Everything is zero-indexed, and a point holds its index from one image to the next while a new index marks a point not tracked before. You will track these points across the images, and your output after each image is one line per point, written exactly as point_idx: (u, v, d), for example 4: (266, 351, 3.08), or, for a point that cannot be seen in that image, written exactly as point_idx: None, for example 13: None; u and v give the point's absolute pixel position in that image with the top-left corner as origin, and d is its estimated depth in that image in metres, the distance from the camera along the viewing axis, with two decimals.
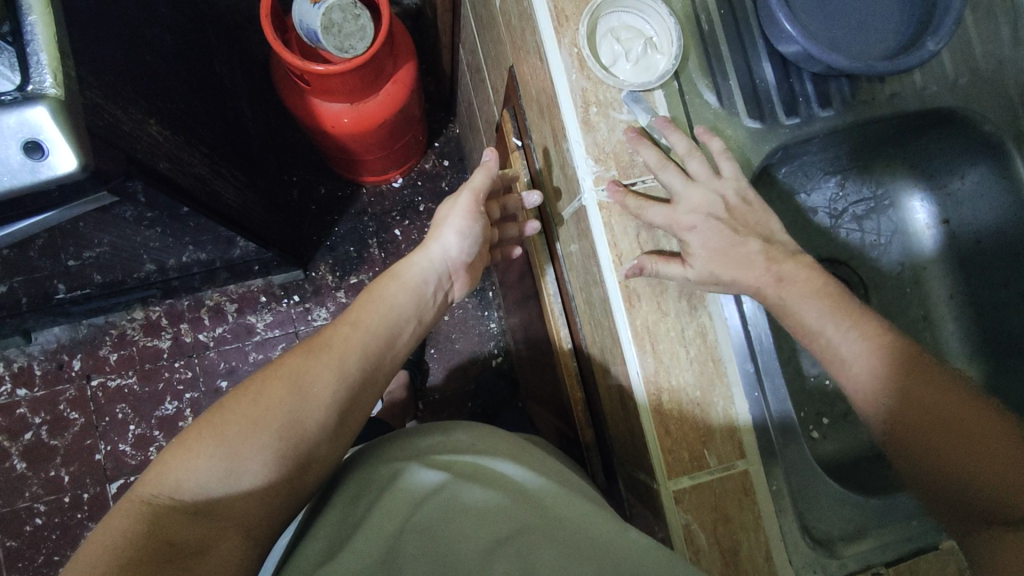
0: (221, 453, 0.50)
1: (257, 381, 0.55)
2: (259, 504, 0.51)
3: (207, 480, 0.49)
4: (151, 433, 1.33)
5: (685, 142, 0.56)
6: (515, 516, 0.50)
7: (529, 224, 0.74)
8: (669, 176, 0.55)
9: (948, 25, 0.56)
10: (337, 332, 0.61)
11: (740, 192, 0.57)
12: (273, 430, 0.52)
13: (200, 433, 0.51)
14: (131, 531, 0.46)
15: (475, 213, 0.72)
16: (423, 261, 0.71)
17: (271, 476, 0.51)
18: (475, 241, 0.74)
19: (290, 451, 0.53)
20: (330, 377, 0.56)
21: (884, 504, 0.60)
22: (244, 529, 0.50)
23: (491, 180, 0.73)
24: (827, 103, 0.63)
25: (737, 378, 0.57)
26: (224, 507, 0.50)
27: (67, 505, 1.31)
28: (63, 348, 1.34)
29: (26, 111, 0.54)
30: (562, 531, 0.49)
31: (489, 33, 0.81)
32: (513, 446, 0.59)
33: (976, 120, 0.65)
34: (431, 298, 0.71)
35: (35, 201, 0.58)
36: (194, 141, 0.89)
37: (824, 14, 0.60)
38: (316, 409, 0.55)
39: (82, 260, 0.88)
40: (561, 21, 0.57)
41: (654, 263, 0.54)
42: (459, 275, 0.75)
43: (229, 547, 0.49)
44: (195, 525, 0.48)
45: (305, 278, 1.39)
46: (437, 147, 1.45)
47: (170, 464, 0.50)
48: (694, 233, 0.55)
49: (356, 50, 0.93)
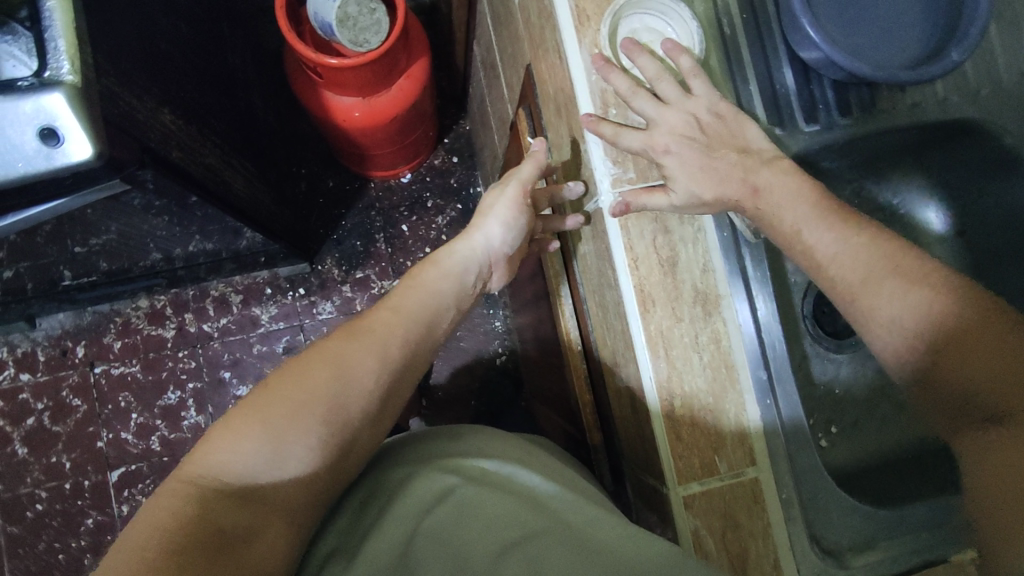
0: (268, 435, 0.48)
1: (299, 363, 0.53)
2: (305, 489, 0.49)
3: (253, 462, 0.48)
4: (153, 422, 1.33)
5: (654, 65, 0.54)
6: (524, 521, 0.51)
7: (574, 219, 0.66)
8: (640, 103, 0.54)
9: (973, 36, 0.56)
10: (378, 318, 0.59)
11: (712, 109, 0.55)
12: (318, 413, 0.50)
13: (245, 414, 0.49)
14: (180, 513, 0.44)
15: (522, 204, 0.69)
16: (465, 249, 0.68)
17: (317, 461, 0.50)
18: (520, 233, 0.71)
19: (335, 435, 0.51)
20: (372, 361, 0.55)
21: (896, 514, 0.60)
22: (291, 517, 0.48)
23: (539, 172, 0.68)
24: (848, 110, 0.63)
25: (750, 385, 0.57)
26: (270, 492, 0.48)
27: (68, 492, 1.31)
28: (67, 335, 1.34)
29: (42, 97, 0.53)
30: (570, 539, 0.50)
31: (506, 31, 0.80)
32: (517, 453, 0.57)
33: (996, 130, 0.64)
34: (470, 288, 0.68)
35: (48, 188, 0.58)
36: (207, 132, 0.88)
37: (848, 21, 0.60)
38: (359, 393, 0.53)
39: (91, 247, 0.87)
40: (582, 20, 0.57)
41: (638, 196, 0.54)
42: (498, 266, 0.73)
43: (275, 535, 0.46)
44: (241, 509, 0.46)
45: (311, 272, 1.38)
46: (447, 143, 1.45)
47: (217, 444, 0.48)
48: (671, 157, 0.54)
49: (371, 44, 0.92)
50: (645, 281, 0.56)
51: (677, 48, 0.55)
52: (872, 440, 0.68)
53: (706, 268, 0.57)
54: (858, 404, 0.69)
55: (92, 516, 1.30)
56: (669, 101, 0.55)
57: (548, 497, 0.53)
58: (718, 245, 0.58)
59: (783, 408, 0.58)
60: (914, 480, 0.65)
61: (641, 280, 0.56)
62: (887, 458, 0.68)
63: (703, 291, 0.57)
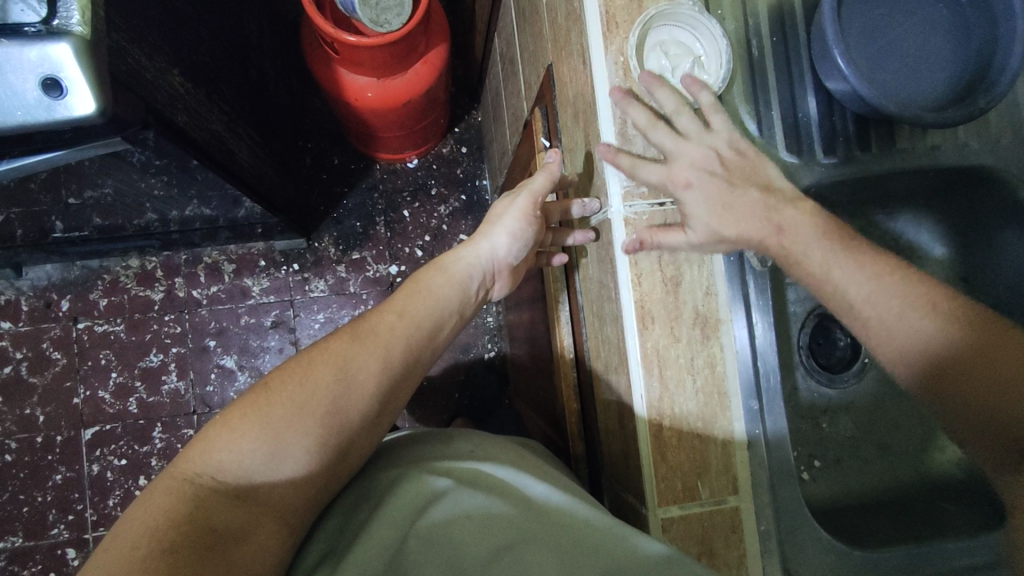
0: (266, 435, 0.48)
1: (302, 363, 0.53)
2: (299, 491, 0.49)
3: (250, 462, 0.48)
4: (132, 384, 1.32)
5: (672, 99, 0.53)
6: (516, 526, 0.49)
7: (585, 233, 0.65)
8: (659, 136, 0.53)
9: (1002, 85, 0.54)
10: (383, 320, 0.58)
11: (734, 145, 0.53)
12: (317, 416, 0.50)
13: (246, 413, 0.49)
14: (173, 511, 0.44)
15: (532, 216, 0.67)
16: (470, 256, 0.67)
17: (313, 464, 0.50)
18: (525, 245, 0.70)
19: (332, 437, 0.51)
20: (375, 365, 0.54)
21: (867, 557, 0.58)
22: (281, 516, 0.48)
23: (553, 184, 0.67)
24: (867, 146, 0.62)
25: (740, 414, 0.57)
26: (264, 493, 0.48)
27: (38, 445, 1.29)
28: (53, 287, 1.31)
29: (49, 46, 0.51)
30: (564, 542, 0.48)
31: (530, 27, 0.79)
32: (510, 459, 0.57)
33: (1012, 182, 0.64)
34: (473, 295, 0.67)
35: (45, 139, 0.56)
36: (215, 97, 0.86)
37: (877, 57, 0.59)
38: (360, 396, 0.53)
39: (85, 201, 0.85)
40: (611, 26, 0.56)
41: (653, 235, 0.53)
42: (501, 276, 0.71)
43: (266, 535, 0.47)
44: (235, 509, 0.46)
45: (307, 248, 1.37)
46: (457, 132, 1.43)
47: (213, 441, 0.48)
48: (691, 192, 0.52)
49: (391, 25, 0.90)
50: (647, 298, 0.55)
51: (696, 82, 0.54)
52: (852, 477, 0.68)
53: (708, 292, 0.57)
54: (842, 440, 0.69)
55: (61, 472, 1.29)
56: (688, 134, 0.53)
57: (542, 502, 0.52)
58: (723, 269, 0.57)
59: (770, 441, 0.57)
60: (891, 523, 0.64)
61: (642, 297, 0.55)
62: (865, 498, 0.67)
63: (704, 315, 0.56)
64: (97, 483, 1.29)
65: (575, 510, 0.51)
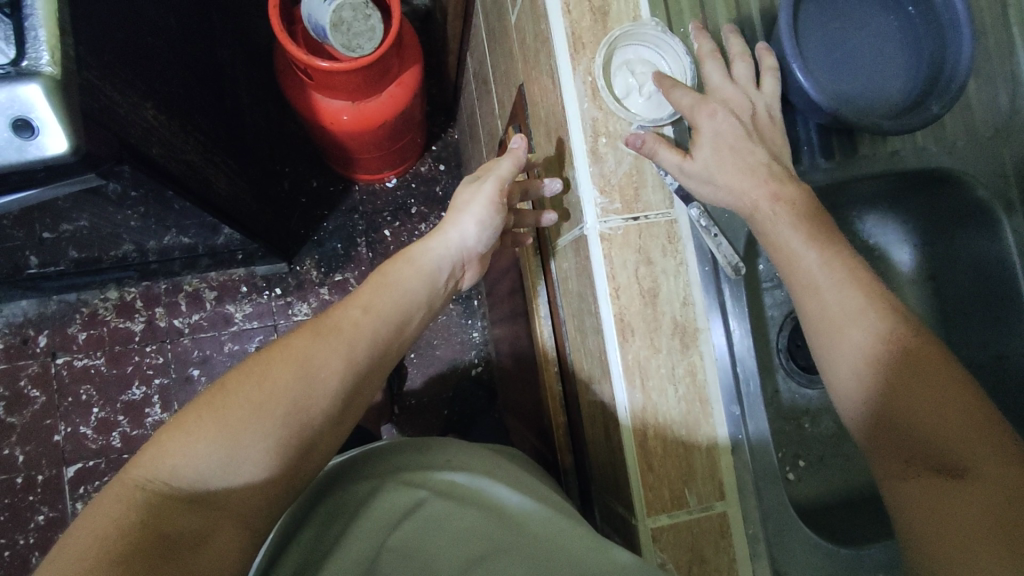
0: (222, 439, 0.48)
1: (260, 362, 0.52)
2: (259, 495, 0.49)
3: (206, 467, 0.47)
4: (115, 418, 1.29)
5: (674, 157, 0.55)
6: (490, 536, 0.51)
7: (547, 215, 0.67)
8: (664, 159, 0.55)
9: (954, 90, 0.56)
10: (346, 316, 0.58)
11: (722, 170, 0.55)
12: (277, 417, 0.50)
13: (201, 415, 0.49)
14: (125, 518, 0.44)
15: (499, 203, 0.69)
16: (439, 247, 0.68)
17: (272, 465, 0.50)
18: (493, 232, 0.71)
19: (293, 439, 0.51)
20: (338, 363, 0.54)
21: (854, 554, 0.59)
22: (240, 520, 0.48)
23: (519, 168, 0.69)
24: (831, 153, 0.64)
25: (723, 419, 0.57)
26: (222, 497, 0.48)
27: (19, 486, 1.26)
28: (29, 323, 1.29)
29: (19, 87, 0.51)
30: (538, 550, 0.49)
31: (500, 48, 0.81)
32: (489, 464, 0.57)
33: (970, 183, 0.66)
34: (442, 286, 0.68)
35: (20, 179, 0.56)
36: (189, 127, 0.86)
37: (834, 67, 0.61)
38: (321, 397, 0.52)
39: (59, 236, 0.84)
40: (577, 48, 0.57)
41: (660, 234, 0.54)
42: (471, 264, 0.73)
43: (225, 539, 0.47)
44: (191, 513, 0.46)
45: (289, 272, 1.36)
46: (434, 150, 1.44)
47: (167, 445, 0.47)
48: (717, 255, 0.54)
49: (363, 49, 0.92)
50: (626, 311, 0.56)
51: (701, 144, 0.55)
52: (835, 477, 0.69)
53: (686, 302, 0.58)
54: (825, 440, 0.70)
55: (43, 512, 1.26)
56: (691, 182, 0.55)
57: (518, 511, 0.52)
58: (699, 278, 0.58)
59: (753, 442, 0.58)
60: (875, 520, 0.65)
61: (621, 310, 0.56)
62: (848, 496, 0.69)
63: (682, 324, 0.57)
64: None
65: (549, 517, 0.51)
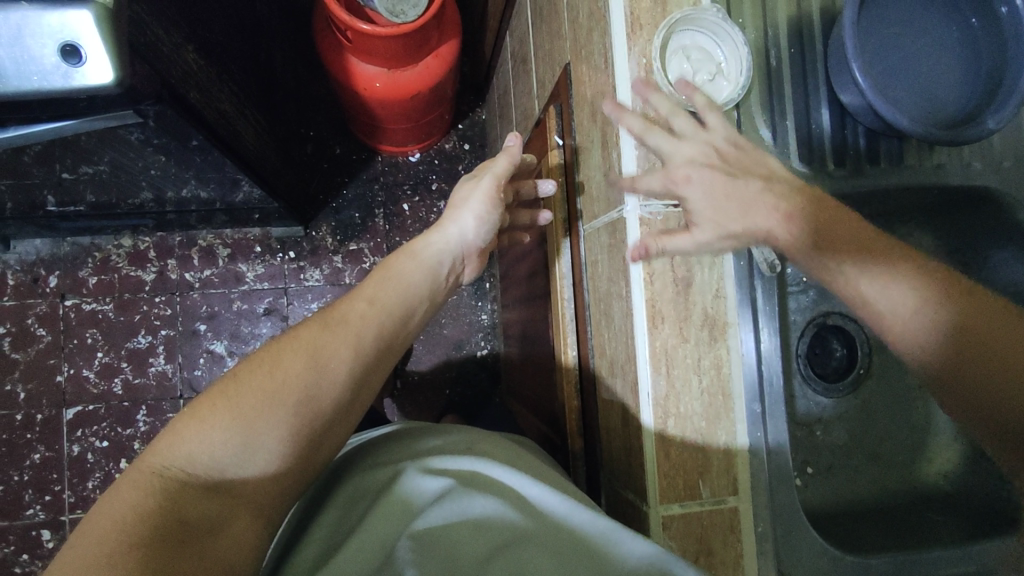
0: (236, 428, 0.48)
1: (270, 353, 0.53)
2: (272, 484, 0.49)
3: (222, 455, 0.47)
4: (118, 364, 1.29)
5: (666, 102, 0.53)
6: (510, 526, 0.49)
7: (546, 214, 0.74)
8: (655, 139, 0.53)
9: (1010, 108, 0.56)
10: (353, 308, 0.58)
11: (730, 139, 0.53)
12: (289, 406, 0.50)
13: (215, 404, 0.49)
14: (142, 504, 0.44)
15: (497, 199, 0.70)
16: (439, 241, 0.68)
17: (286, 452, 0.49)
18: (492, 228, 0.71)
19: (305, 427, 0.50)
20: (346, 352, 0.54)
21: (860, 563, 0.58)
22: (257, 508, 0.48)
23: (513, 167, 0.71)
24: (876, 160, 0.63)
25: (743, 416, 0.57)
26: (239, 486, 0.47)
27: (18, 423, 1.26)
28: (41, 263, 1.29)
29: (68, 12, 0.50)
30: (558, 544, 0.48)
31: (547, 26, 0.80)
32: (510, 456, 0.59)
33: (1011, 205, 0.66)
34: (444, 279, 0.68)
35: (60, 106, 0.55)
36: (225, 77, 0.85)
37: (889, 74, 0.61)
38: (331, 385, 0.52)
39: (82, 175, 0.83)
40: (634, 28, 0.57)
41: (658, 240, 0.53)
42: (472, 260, 0.72)
43: (241, 526, 0.46)
44: (208, 499, 0.46)
45: (304, 236, 1.36)
46: (461, 129, 1.43)
47: (182, 434, 0.48)
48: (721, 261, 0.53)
49: (407, 16, 0.91)
50: (657, 298, 0.56)
51: (689, 85, 0.55)
52: (843, 487, 0.69)
53: (718, 293, 0.57)
54: (835, 449, 0.70)
55: (39, 451, 1.26)
56: (684, 134, 0.53)
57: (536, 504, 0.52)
58: (733, 273, 0.58)
59: (770, 445, 0.58)
60: (881, 531, 0.65)
61: (653, 296, 0.56)
62: (857, 507, 0.68)
63: (712, 316, 0.57)
64: (77, 464, 1.26)
65: (568, 514, 0.50)
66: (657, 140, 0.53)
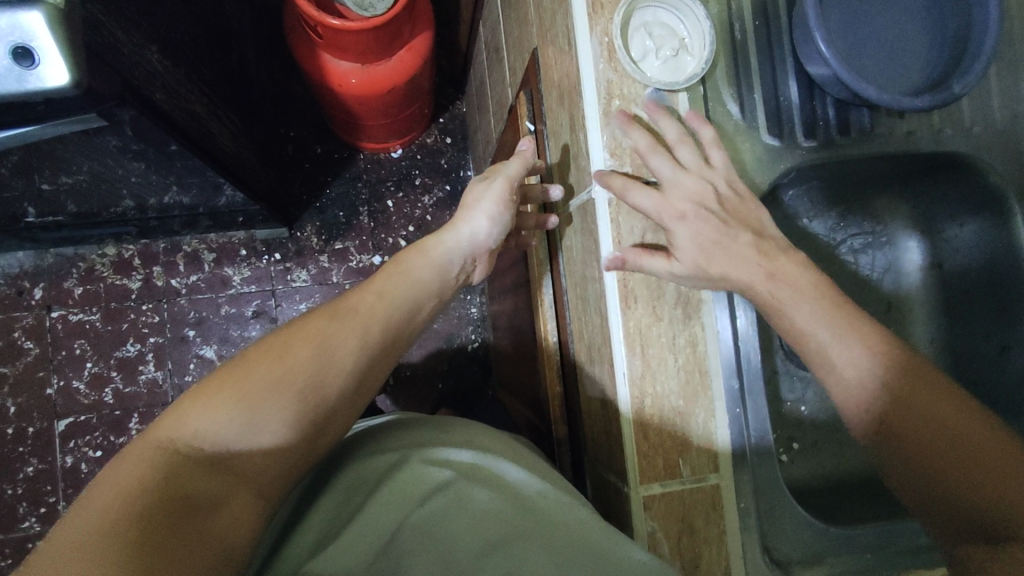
0: (242, 407, 0.48)
1: (279, 339, 0.52)
2: (275, 465, 0.48)
3: (226, 432, 0.47)
4: (108, 374, 1.29)
5: (676, 129, 0.55)
6: (509, 522, 0.50)
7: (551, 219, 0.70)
8: (658, 162, 0.54)
9: (976, 71, 0.55)
10: (362, 300, 0.58)
11: (730, 184, 0.55)
12: (296, 391, 0.50)
13: (222, 384, 0.49)
14: (145, 477, 0.43)
15: (509, 200, 0.69)
16: (451, 240, 0.67)
17: (289, 436, 0.49)
18: (503, 229, 0.71)
19: (311, 413, 0.50)
20: (355, 343, 0.54)
21: (843, 534, 0.59)
22: (257, 489, 0.47)
23: (526, 169, 0.70)
24: (846, 131, 0.63)
25: (721, 393, 0.57)
26: (240, 463, 0.47)
27: (10, 436, 1.26)
28: (25, 275, 1.28)
29: (21, 14, 0.49)
30: (555, 543, 0.49)
31: (515, 11, 0.79)
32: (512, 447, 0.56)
33: (983, 169, 0.65)
34: (454, 279, 0.67)
35: (19, 110, 0.55)
36: (194, 78, 0.85)
37: (855, 43, 0.60)
38: (338, 374, 0.52)
39: (60, 186, 0.83)
40: (596, 7, 0.56)
41: (637, 255, 0.53)
42: (482, 262, 0.71)
43: (241, 506, 0.46)
44: (210, 476, 0.45)
45: (289, 237, 1.35)
46: (441, 122, 1.42)
47: (190, 411, 0.47)
48: (683, 224, 0.53)
49: (376, 9, 0.92)
50: (630, 277, 0.55)
51: (697, 117, 0.56)
52: (828, 462, 0.69)
53: None
54: (819, 425, 0.70)
55: (32, 464, 1.26)
56: (687, 164, 0.54)
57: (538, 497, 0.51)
58: None
59: (750, 421, 0.57)
60: (862, 501, 0.65)
61: (625, 276, 0.55)
62: (840, 479, 0.68)
63: (685, 294, 0.57)
64: (71, 475, 1.26)
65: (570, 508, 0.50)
66: (659, 162, 0.54)
